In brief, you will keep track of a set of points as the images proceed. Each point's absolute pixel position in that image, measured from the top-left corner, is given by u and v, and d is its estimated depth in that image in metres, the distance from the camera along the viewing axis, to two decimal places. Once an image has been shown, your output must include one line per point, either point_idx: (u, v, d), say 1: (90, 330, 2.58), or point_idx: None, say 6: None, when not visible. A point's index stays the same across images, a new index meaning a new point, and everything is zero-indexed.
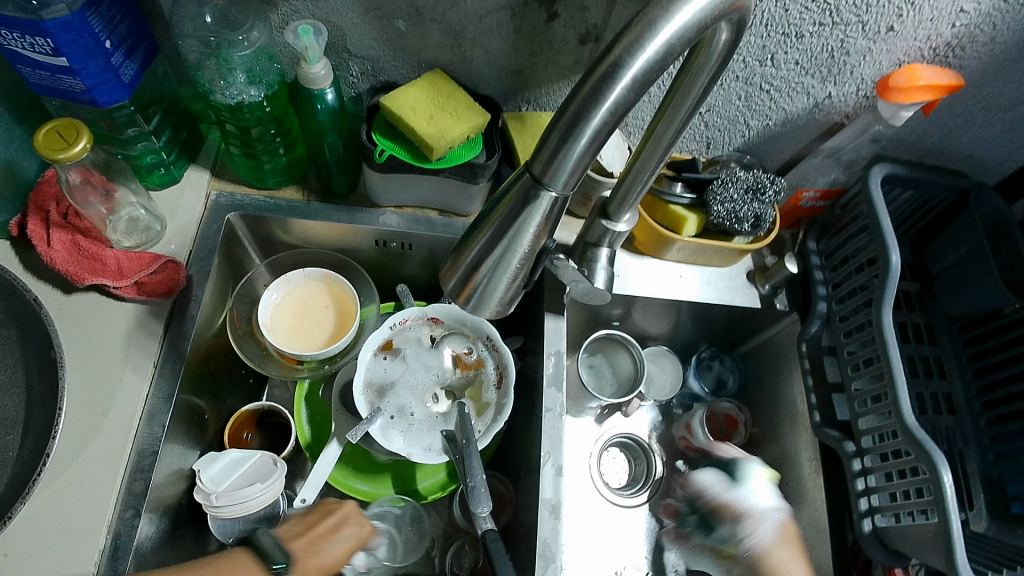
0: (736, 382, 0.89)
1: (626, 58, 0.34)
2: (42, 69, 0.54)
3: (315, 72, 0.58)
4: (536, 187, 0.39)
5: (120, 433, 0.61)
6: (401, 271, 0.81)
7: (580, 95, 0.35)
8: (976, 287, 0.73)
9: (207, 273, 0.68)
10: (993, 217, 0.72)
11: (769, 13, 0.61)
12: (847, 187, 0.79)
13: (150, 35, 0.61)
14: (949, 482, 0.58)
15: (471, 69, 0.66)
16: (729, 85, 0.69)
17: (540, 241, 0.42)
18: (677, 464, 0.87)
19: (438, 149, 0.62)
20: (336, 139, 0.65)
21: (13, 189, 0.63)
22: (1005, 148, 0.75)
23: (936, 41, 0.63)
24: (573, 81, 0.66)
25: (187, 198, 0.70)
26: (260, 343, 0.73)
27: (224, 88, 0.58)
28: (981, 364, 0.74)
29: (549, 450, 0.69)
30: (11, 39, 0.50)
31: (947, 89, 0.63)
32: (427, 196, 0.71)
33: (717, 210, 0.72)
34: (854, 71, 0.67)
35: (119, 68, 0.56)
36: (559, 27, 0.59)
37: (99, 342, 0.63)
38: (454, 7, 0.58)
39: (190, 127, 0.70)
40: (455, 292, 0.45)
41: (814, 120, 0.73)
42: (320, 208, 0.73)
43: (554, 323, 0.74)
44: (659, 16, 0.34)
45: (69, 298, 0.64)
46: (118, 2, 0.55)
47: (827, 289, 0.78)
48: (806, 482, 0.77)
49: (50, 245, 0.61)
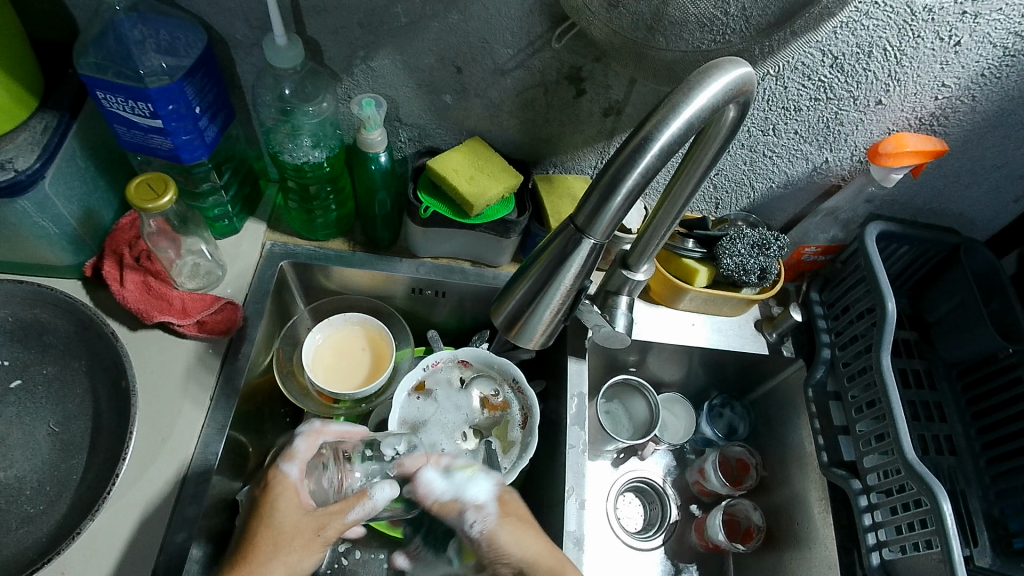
0: (747, 428, 0.93)
1: (654, 133, 0.42)
2: (137, 129, 0.62)
3: (372, 138, 0.66)
4: (577, 235, 0.47)
5: (176, 459, 0.65)
6: (431, 318, 0.87)
7: (617, 159, 0.43)
8: (971, 335, 0.79)
9: (260, 314, 0.74)
10: (983, 269, 0.79)
11: (771, 91, 0.69)
12: (846, 244, 0.86)
13: (229, 104, 0.69)
14: (949, 511, 0.62)
15: (506, 136, 0.74)
16: (737, 151, 0.77)
17: (578, 282, 0.51)
18: (693, 509, 0.91)
19: (477, 207, 0.69)
20: (385, 197, 0.73)
21: (93, 235, 0.70)
22: (989, 208, 0.82)
23: (921, 112, 0.71)
24: (597, 148, 0.74)
25: (245, 246, 0.78)
26: (301, 382, 0.77)
27: (292, 150, 0.68)
28: (979, 407, 0.79)
29: (572, 485, 0.73)
30: (116, 103, 0.59)
31: (932, 154, 0.70)
32: (461, 248, 0.78)
33: (727, 262, 0.79)
34: (848, 139, 0.74)
35: (203, 130, 0.64)
36: (586, 102, 0.68)
37: (161, 376, 0.69)
38: (495, 85, 0.67)
39: (251, 185, 0.79)
40: (505, 325, 0.55)
41: (813, 183, 0.81)
42: (364, 258, 0.79)
43: (576, 366, 0.80)
44: (680, 99, 0.42)
45: (135, 334, 0.70)
46: (210, 76, 0.63)
47: (830, 337, 0.84)
48: (816, 521, 0.80)
49: (123, 285, 0.68)
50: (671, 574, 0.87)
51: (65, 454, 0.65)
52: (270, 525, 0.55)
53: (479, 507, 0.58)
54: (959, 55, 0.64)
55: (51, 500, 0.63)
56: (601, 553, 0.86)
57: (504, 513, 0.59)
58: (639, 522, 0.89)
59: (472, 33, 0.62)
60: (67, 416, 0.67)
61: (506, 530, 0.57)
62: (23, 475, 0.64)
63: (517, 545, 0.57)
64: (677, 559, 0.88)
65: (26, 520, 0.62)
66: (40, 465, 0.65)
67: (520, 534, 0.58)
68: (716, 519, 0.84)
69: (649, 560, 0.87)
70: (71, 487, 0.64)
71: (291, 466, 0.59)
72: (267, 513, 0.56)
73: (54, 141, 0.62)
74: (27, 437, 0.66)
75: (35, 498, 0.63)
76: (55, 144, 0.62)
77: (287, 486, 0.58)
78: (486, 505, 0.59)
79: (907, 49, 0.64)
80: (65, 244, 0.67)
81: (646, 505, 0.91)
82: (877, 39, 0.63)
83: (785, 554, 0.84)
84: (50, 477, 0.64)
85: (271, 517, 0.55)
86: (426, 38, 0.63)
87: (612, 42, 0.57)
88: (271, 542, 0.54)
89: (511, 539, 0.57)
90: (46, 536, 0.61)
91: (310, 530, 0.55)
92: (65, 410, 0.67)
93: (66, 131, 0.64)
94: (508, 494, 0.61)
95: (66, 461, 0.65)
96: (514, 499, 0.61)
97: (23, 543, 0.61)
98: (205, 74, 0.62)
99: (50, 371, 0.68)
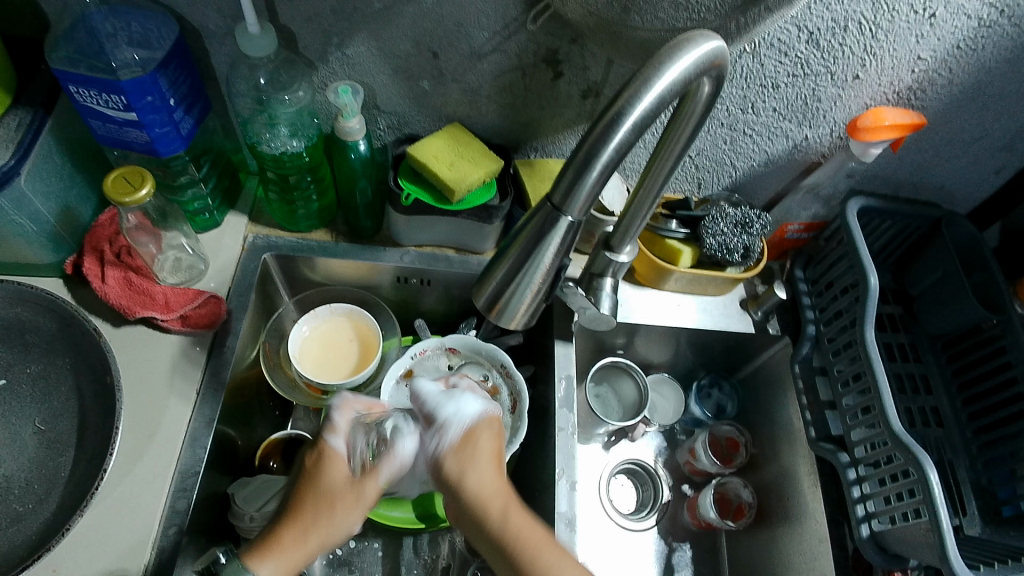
0: (735, 407, 0.94)
1: (627, 106, 0.42)
2: (111, 122, 0.61)
3: (351, 126, 0.66)
4: (556, 212, 0.47)
5: (163, 455, 0.65)
6: (419, 307, 0.86)
7: (592, 135, 0.43)
8: (953, 307, 0.80)
9: (244, 307, 0.74)
10: (966, 241, 0.80)
11: (748, 68, 0.69)
12: (828, 221, 0.87)
13: (204, 96, 0.68)
14: (935, 479, 0.63)
15: (485, 121, 0.74)
16: (717, 130, 0.77)
17: (559, 260, 0.51)
18: (684, 489, 0.92)
19: (458, 192, 0.69)
20: (366, 184, 0.73)
21: (72, 232, 0.70)
22: (970, 180, 0.83)
23: (898, 86, 0.71)
24: (577, 131, 0.74)
25: (227, 240, 0.77)
26: (288, 373, 0.78)
27: (270, 140, 0.67)
28: (964, 378, 0.80)
29: (563, 466, 0.74)
30: (89, 96, 0.58)
31: (910, 128, 0.71)
32: (444, 236, 0.78)
33: (710, 242, 0.79)
34: (827, 115, 0.75)
35: (179, 122, 0.64)
36: (564, 84, 0.68)
37: (146, 371, 0.68)
38: (472, 69, 0.67)
39: (231, 177, 0.78)
40: (487, 306, 0.55)
41: (794, 160, 0.81)
42: (347, 248, 0.79)
43: (564, 349, 0.80)
44: (652, 73, 0.42)
45: (119, 330, 0.70)
46: (183, 67, 0.62)
47: (814, 313, 0.85)
48: (806, 495, 0.81)
49: (104, 281, 0.68)
50: (665, 554, 0.87)
51: (52, 453, 0.66)
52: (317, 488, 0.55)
53: (444, 427, 0.55)
54: (934, 27, 0.64)
55: (40, 499, 0.63)
56: (595, 536, 0.86)
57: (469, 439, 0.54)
58: (632, 503, 0.90)
59: (447, 17, 0.62)
60: (53, 415, 0.67)
61: (474, 458, 0.53)
62: (10, 474, 0.65)
63: (474, 474, 0.52)
64: (669, 539, 0.89)
65: (15, 519, 0.62)
66: (26, 463, 0.65)
67: (477, 468, 0.53)
68: (706, 498, 0.85)
69: (642, 541, 0.87)
70: (59, 485, 0.64)
71: (336, 438, 0.58)
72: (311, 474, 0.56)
73: (28, 136, 0.62)
74: (12, 437, 0.65)
75: (24, 497, 0.64)
76: (30, 140, 0.62)
77: (332, 457, 0.57)
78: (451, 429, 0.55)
79: (881, 22, 0.64)
80: (44, 242, 0.67)
81: (639, 486, 0.91)
82: (851, 13, 0.63)
83: (777, 530, 0.85)
84: (37, 476, 0.65)
85: (317, 480, 0.55)
86: (401, 24, 0.63)
87: (587, 22, 0.57)
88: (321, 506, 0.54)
89: (462, 467, 0.53)
90: (35, 534, 0.61)
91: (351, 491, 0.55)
92: (50, 409, 0.67)
93: (40, 127, 0.63)
94: (481, 434, 0.55)
95: (53, 460, 0.66)
96: (488, 440, 0.55)
97: (11, 542, 0.60)
98: (178, 65, 0.62)
99: (35, 370, 0.68)
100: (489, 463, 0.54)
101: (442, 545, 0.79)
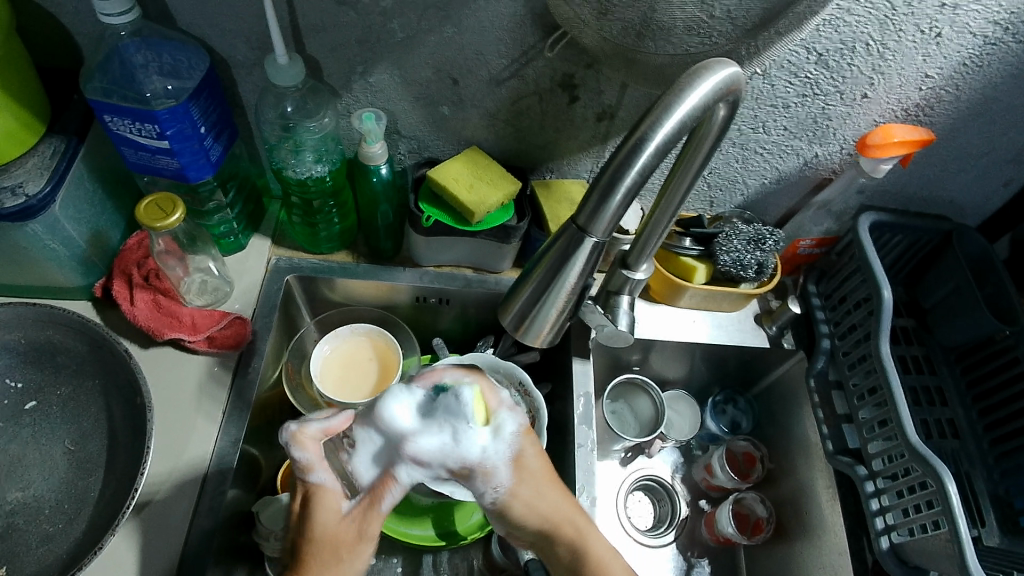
0: (750, 422, 0.95)
1: (649, 132, 0.44)
2: (143, 150, 0.63)
3: (373, 151, 0.68)
4: (580, 234, 0.49)
5: (192, 473, 0.66)
6: (436, 325, 0.88)
7: (616, 159, 0.45)
8: (967, 319, 0.81)
9: (269, 327, 0.75)
10: (976, 254, 0.81)
11: (759, 90, 0.71)
12: (840, 235, 0.88)
13: (232, 123, 0.71)
14: (953, 491, 0.63)
15: (503, 144, 0.76)
16: (728, 150, 0.79)
17: (582, 281, 0.53)
18: (701, 505, 0.92)
19: (478, 214, 0.71)
20: (388, 208, 0.75)
21: (102, 255, 0.72)
22: (980, 193, 0.84)
23: (907, 103, 0.72)
24: (592, 153, 0.75)
25: (251, 262, 0.79)
26: (310, 393, 0.78)
27: (295, 165, 0.70)
28: (978, 389, 0.81)
29: (583, 483, 0.74)
30: (124, 125, 0.60)
31: (919, 143, 0.72)
32: (463, 256, 0.80)
33: (724, 259, 0.80)
34: (836, 133, 0.76)
35: (209, 149, 0.66)
36: (579, 108, 0.70)
37: (174, 392, 0.70)
38: (491, 94, 0.69)
39: (255, 202, 0.80)
40: (513, 326, 0.57)
41: (805, 177, 0.83)
42: (367, 270, 0.81)
43: (581, 366, 0.81)
44: (672, 100, 0.44)
45: (147, 352, 0.71)
46: (213, 96, 0.65)
47: (829, 327, 0.86)
48: (824, 509, 0.81)
49: (134, 304, 0.69)
50: (684, 568, 0.87)
51: (83, 472, 0.66)
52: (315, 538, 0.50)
53: (490, 474, 0.54)
54: (940, 46, 0.66)
55: (70, 518, 0.64)
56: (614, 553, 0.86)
57: (520, 479, 0.55)
58: (649, 519, 0.90)
59: (468, 46, 0.64)
60: (82, 435, 0.68)
61: (528, 484, 0.56)
62: (40, 495, 0.65)
63: (534, 514, 0.56)
64: (686, 554, 0.88)
65: (45, 539, 0.63)
66: (57, 484, 0.66)
67: (534, 491, 0.56)
68: (723, 513, 0.85)
69: (659, 556, 0.87)
70: (89, 504, 0.65)
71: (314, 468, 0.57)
72: (332, 535, 0.50)
73: (62, 164, 0.64)
74: (42, 457, 0.67)
75: (54, 517, 0.64)
76: (64, 168, 0.64)
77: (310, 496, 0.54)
78: (499, 474, 0.54)
79: (889, 42, 0.66)
80: (75, 266, 0.69)
81: (656, 503, 0.91)
82: (859, 34, 0.65)
83: (796, 544, 0.84)
84: (67, 496, 0.65)
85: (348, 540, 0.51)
86: (423, 52, 0.65)
87: (604, 48, 0.58)
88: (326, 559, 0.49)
89: (531, 503, 0.55)
90: (66, 553, 0.62)
91: (352, 535, 0.51)
92: (80, 429, 0.68)
93: (74, 154, 0.65)
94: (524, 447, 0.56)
95: (83, 480, 0.66)
96: (532, 454, 0.56)
97: (44, 562, 0.62)
98: (209, 95, 0.64)
99: (64, 392, 0.69)
100: (562, 498, 0.57)
101: (463, 562, 0.80)
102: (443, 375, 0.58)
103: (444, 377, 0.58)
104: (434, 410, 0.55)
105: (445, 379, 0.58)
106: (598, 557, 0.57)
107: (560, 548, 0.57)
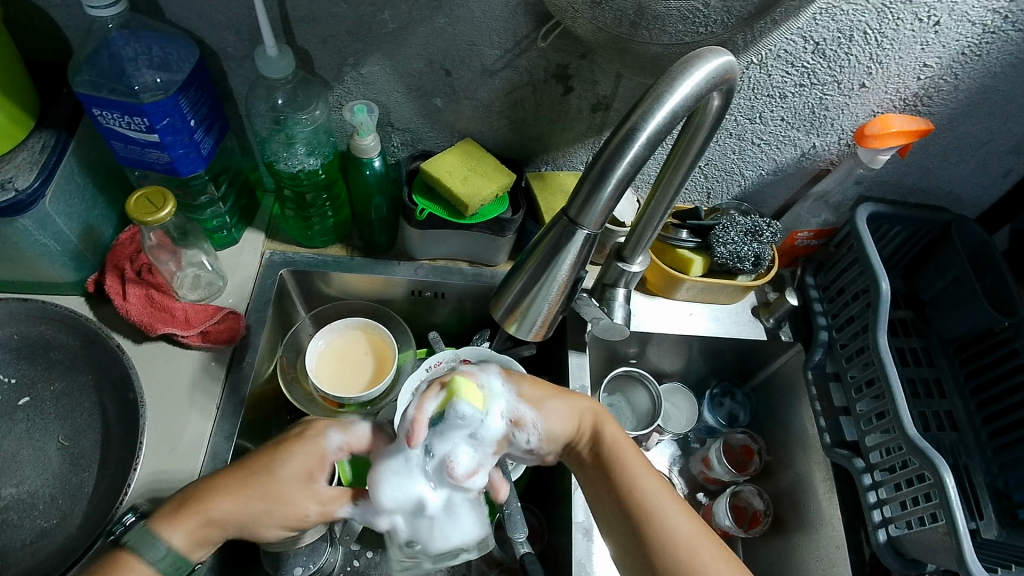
0: (747, 415, 0.94)
1: (640, 123, 0.43)
2: (133, 144, 0.63)
3: (366, 143, 0.67)
4: (572, 226, 0.48)
5: (186, 469, 0.65)
6: (432, 319, 0.87)
7: (607, 150, 0.44)
8: (966, 311, 0.80)
9: (262, 321, 0.75)
10: (976, 243, 0.80)
11: (755, 79, 0.70)
12: (838, 227, 0.87)
13: (223, 115, 0.70)
14: (951, 484, 0.63)
15: (498, 136, 0.75)
16: (725, 141, 0.78)
17: (575, 274, 0.52)
18: (699, 497, 0.91)
19: (471, 207, 0.70)
20: (381, 201, 0.75)
21: (94, 250, 0.71)
22: (979, 183, 0.83)
23: (905, 93, 0.72)
24: (587, 144, 0.75)
25: (245, 256, 0.79)
26: (305, 387, 0.78)
27: (287, 158, 0.69)
28: (977, 381, 0.80)
29: None
30: (113, 118, 0.60)
31: (917, 134, 0.72)
32: (457, 249, 0.79)
33: (721, 250, 0.80)
34: (834, 123, 0.75)
35: (199, 143, 0.65)
36: (574, 98, 0.69)
37: (168, 387, 0.69)
38: (484, 85, 0.68)
39: (248, 195, 0.80)
40: (503, 319, 0.56)
41: (802, 168, 0.82)
42: (361, 263, 0.80)
43: (577, 359, 0.81)
44: (665, 90, 0.43)
45: (141, 347, 0.71)
46: (203, 88, 0.64)
47: (826, 320, 0.85)
48: (822, 502, 0.81)
49: (126, 299, 0.69)
50: None
51: (77, 468, 0.66)
52: (270, 473, 0.56)
53: (521, 424, 0.59)
54: (939, 35, 0.65)
55: (64, 514, 0.64)
56: None
57: (539, 407, 0.61)
58: None
59: (460, 36, 0.63)
60: (76, 430, 0.68)
61: (527, 395, 0.62)
62: (35, 490, 0.65)
63: (558, 422, 0.62)
64: None
65: (40, 534, 0.63)
66: (51, 479, 0.66)
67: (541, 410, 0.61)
68: (722, 506, 0.86)
69: None
70: (83, 500, 0.65)
71: (336, 437, 0.59)
72: (283, 488, 0.56)
73: (52, 159, 0.63)
74: (36, 452, 0.67)
75: (49, 512, 0.64)
76: (53, 163, 0.63)
77: (314, 449, 0.58)
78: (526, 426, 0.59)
79: (887, 31, 0.65)
80: (67, 261, 0.68)
81: None
82: (856, 23, 0.64)
83: (793, 536, 0.84)
84: (62, 492, 0.65)
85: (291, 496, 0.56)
86: (415, 43, 0.64)
87: (597, 38, 0.57)
88: (266, 497, 0.55)
89: (548, 424, 0.61)
90: (61, 549, 0.62)
91: (287, 495, 0.56)
92: (73, 424, 0.68)
93: (64, 148, 0.65)
94: (522, 387, 0.61)
95: (76, 476, 0.66)
96: (528, 388, 0.62)
97: (38, 557, 0.62)
98: (199, 88, 0.63)
99: (58, 387, 0.69)
100: (569, 401, 0.64)
101: (460, 556, 0.80)
102: (426, 413, 0.51)
103: (427, 410, 0.51)
104: (444, 433, 0.51)
105: (433, 410, 0.52)
106: (614, 441, 0.63)
107: (589, 445, 0.64)
